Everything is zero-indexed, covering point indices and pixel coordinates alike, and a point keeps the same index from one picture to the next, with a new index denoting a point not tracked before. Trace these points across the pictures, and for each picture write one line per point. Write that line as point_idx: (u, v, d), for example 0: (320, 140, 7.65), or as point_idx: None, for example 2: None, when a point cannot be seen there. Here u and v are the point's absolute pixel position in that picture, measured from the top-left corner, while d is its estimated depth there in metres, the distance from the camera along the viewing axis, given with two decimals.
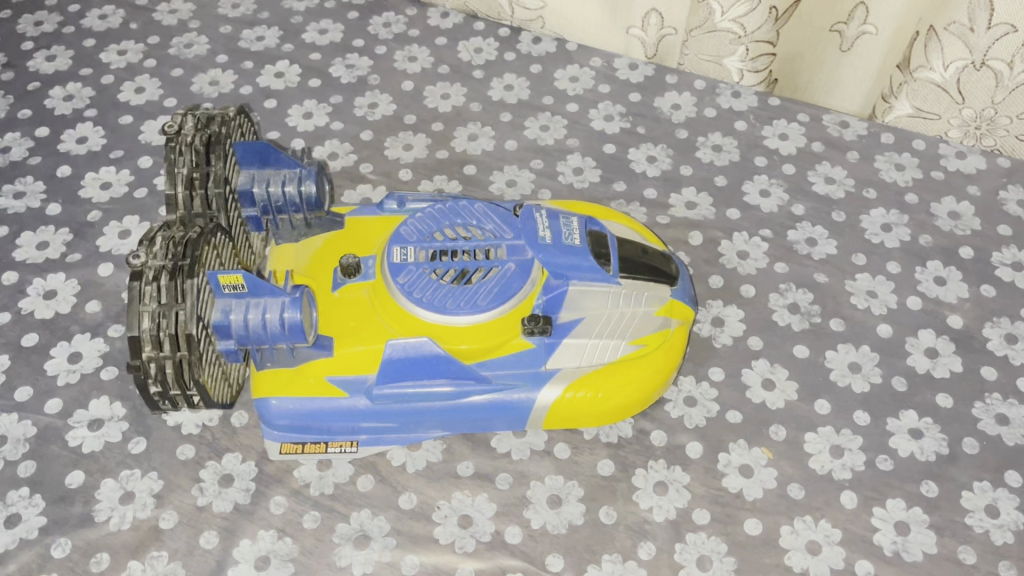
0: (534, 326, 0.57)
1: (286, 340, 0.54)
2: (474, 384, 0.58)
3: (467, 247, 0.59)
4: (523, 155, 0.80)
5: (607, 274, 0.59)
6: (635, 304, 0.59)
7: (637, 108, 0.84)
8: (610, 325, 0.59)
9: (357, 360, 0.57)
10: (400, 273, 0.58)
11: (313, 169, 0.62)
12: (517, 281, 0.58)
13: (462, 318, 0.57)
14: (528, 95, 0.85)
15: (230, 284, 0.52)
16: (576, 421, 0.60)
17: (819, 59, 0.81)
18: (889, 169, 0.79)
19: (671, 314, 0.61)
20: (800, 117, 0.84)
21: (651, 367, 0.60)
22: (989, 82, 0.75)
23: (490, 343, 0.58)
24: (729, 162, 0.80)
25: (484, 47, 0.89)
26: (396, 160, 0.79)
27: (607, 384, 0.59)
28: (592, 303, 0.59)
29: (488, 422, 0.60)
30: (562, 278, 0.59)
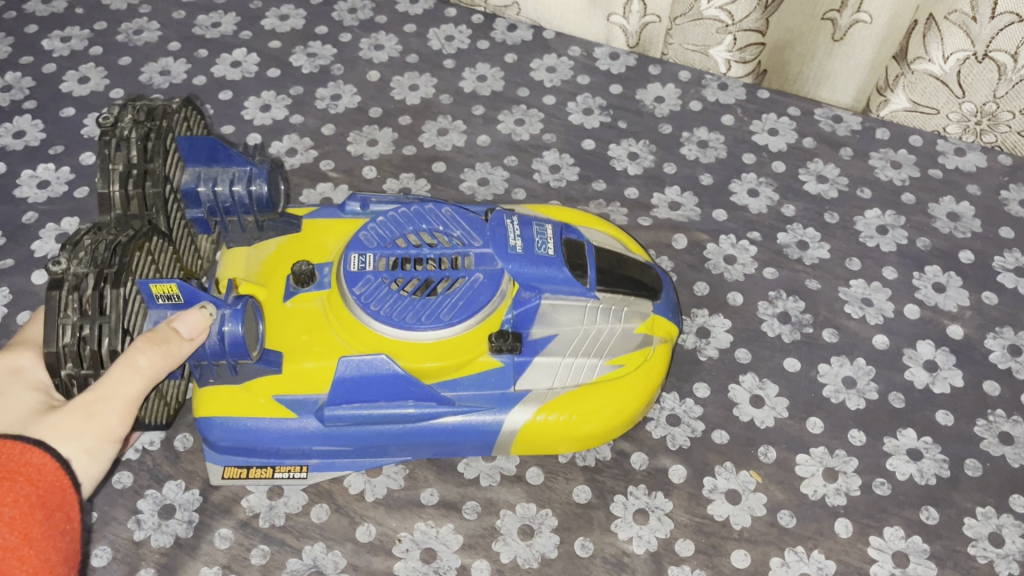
0: (501, 343, 0.53)
1: (227, 357, 0.50)
2: (436, 405, 0.53)
3: (432, 254, 0.54)
4: (496, 152, 0.74)
5: (584, 287, 0.54)
6: (613, 320, 0.55)
7: (618, 101, 0.79)
8: (587, 342, 0.54)
9: (309, 377, 0.53)
10: (358, 283, 0.53)
11: (265, 166, 0.56)
12: (486, 292, 0.53)
13: (426, 333, 0.52)
14: (502, 86, 0.80)
15: (163, 293, 0.47)
16: (547, 446, 0.55)
17: (809, 48, 0.76)
18: (884, 168, 0.75)
19: (653, 331, 0.56)
20: (790, 111, 0.79)
21: (630, 390, 0.55)
22: (991, 75, 0.71)
23: (454, 359, 0.53)
24: (715, 159, 0.75)
25: (456, 35, 0.84)
26: (359, 157, 0.73)
27: (581, 407, 0.54)
28: (567, 317, 0.54)
29: (456, 446, 0.55)
30: (533, 289, 0.54)
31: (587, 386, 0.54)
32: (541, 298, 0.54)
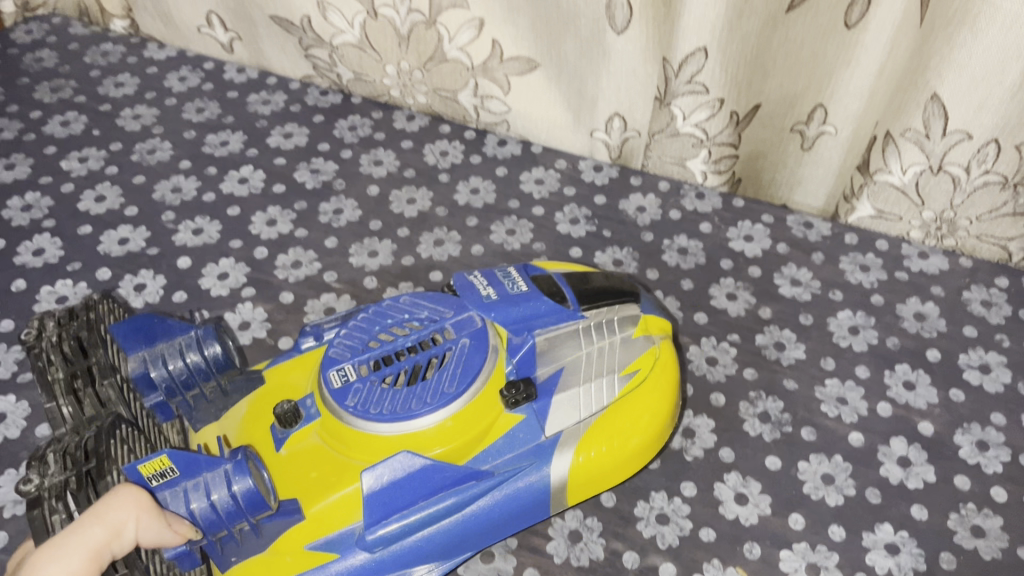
0: (511, 395, 0.56)
1: (245, 514, 0.51)
2: (475, 482, 0.56)
3: (410, 344, 0.56)
4: (489, 261, 0.79)
5: (569, 310, 0.60)
6: (608, 334, 0.61)
7: (603, 210, 0.85)
8: (596, 360, 0.60)
9: (333, 514, 0.53)
10: (348, 397, 0.54)
11: (209, 327, 0.61)
12: (479, 353, 0.56)
13: (427, 415, 0.54)
14: (493, 198, 0.85)
15: (156, 470, 0.47)
16: (598, 480, 0.59)
17: (780, 157, 0.82)
18: (854, 271, 0.80)
19: (649, 330, 0.63)
20: (764, 218, 0.85)
21: (653, 391, 0.61)
22: (947, 186, 0.76)
23: (477, 433, 0.56)
24: (695, 266, 0.80)
25: (449, 150, 0.90)
26: (360, 268, 0.78)
27: (614, 423, 0.59)
28: (569, 350, 0.59)
29: (511, 518, 0.58)
30: (528, 333, 0.59)
31: (615, 402, 0.60)
32: (536, 336, 0.58)
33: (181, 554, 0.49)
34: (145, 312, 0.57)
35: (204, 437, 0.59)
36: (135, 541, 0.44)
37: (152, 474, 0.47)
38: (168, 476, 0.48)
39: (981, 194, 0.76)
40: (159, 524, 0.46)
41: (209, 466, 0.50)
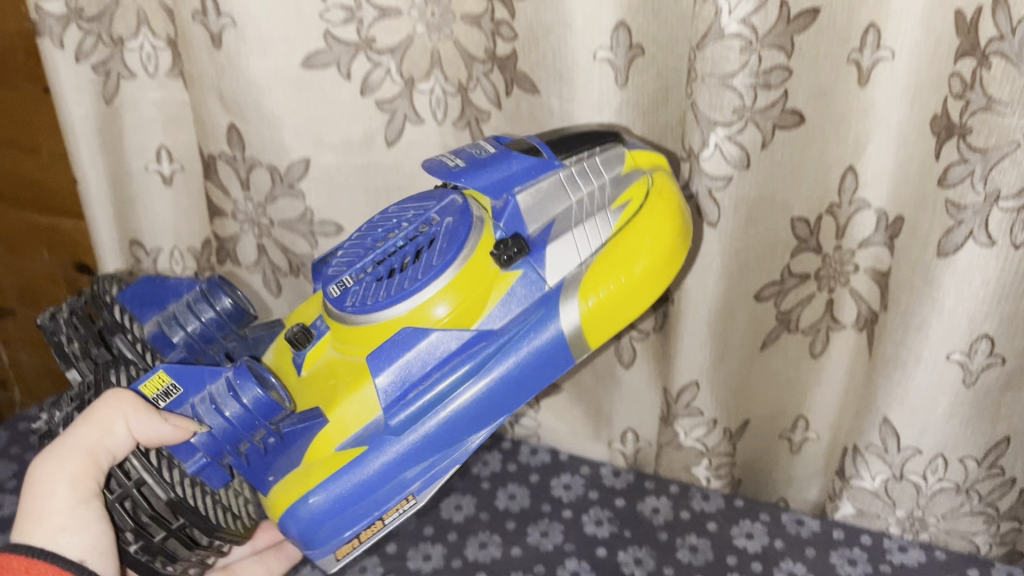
0: (504, 253, 0.68)
1: (264, 419, 0.68)
2: (485, 343, 0.68)
3: (395, 242, 0.69)
4: (527, 561, 0.91)
5: (548, 160, 0.71)
6: (589, 176, 0.72)
7: (622, 511, 0.98)
8: (590, 207, 0.71)
9: (354, 416, 0.68)
10: (347, 300, 0.68)
11: (216, 285, 0.79)
12: (462, 227, 0.68)
13: (424, 290, 0.66)
14: (529, 503, 0.99)
15: (163, 387, 0.67)
16: (632, 306, 0.69)
17: (773, 461, 1.01)
18: (844, 564, 0.91)
19: (639, 166, 0.74)
20: (762, 516, 0.97)
21: (650, 217, 0.70)
22: (911, 490, 0.92)
23: (477, 296, 0.68)
24: (705, 561, 0.91)
25: (491, 460, 1.04)
26: (416, 571, 0.91)
27: (617, 253, 0.69)
28: (557, 202, 0.71)
29: (526, 381, 0.69)
30: (508, 193, 0.70)
31: (620, 231, 0.71)
32: (515, 195, 0.69)
33: (206, 469, 0.69)
34: (144, 285, 0.77)
35: None
36: (129, 435, 0.65)
37: (163, 391, 0.67)
38: (172, 394, 0.68)
39: (941, 496, 0.91)
40: (154, 420, 0.65)
41: (214, 379, 0.68)
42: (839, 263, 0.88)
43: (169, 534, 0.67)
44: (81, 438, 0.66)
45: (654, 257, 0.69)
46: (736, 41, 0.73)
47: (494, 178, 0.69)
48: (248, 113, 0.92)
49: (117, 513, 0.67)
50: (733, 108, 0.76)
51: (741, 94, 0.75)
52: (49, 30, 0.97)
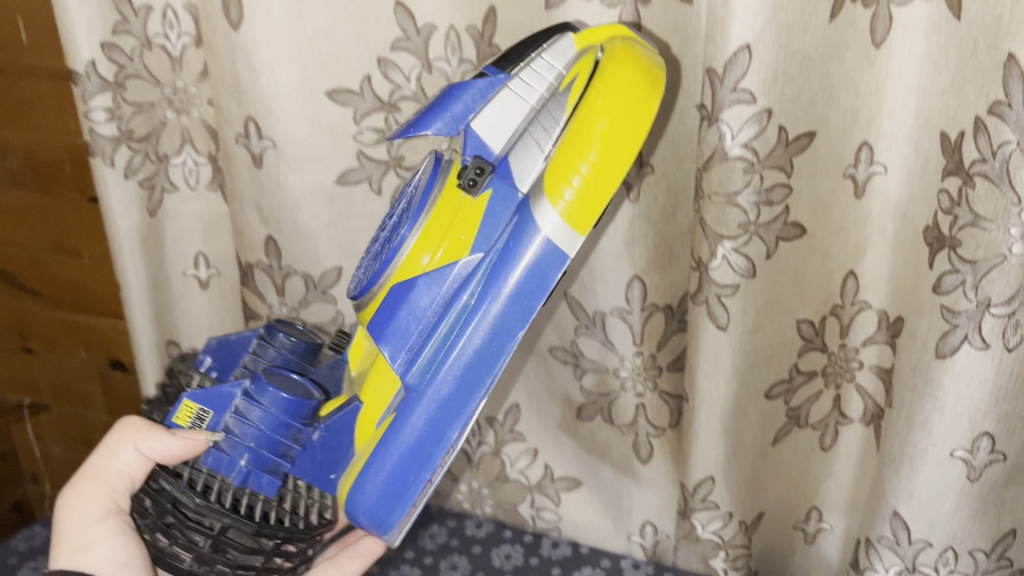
0: (465, 179, 0.69)
1: (294, 418, 0.74)
2: (477, 266, 0.69)
3: (388, 232, 0.76)
4: None
5: (493, 75, 0.69)
6: (528, 70, 0.69)
7: None
8: (538, 99, 0.69)
9: (384, 384, 0.73)
10: (361, 293, 0.75)
11: (273, 327, 0.82)
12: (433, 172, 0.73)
13: (407, 251, 0.71)
14: None
15: (194, 415, 0.72)
16: (615, 171, 0.66)
17: (789, 551, 1.06)
18: None
19: (592, 41, 0.70)
20: None
21: (601, 81, 0.67)
22: None
23: (459, 230, 0.70)
24: None
25: (513, 552, 1.05)
26: None
27: (577, 130, 0.66)
28: (512, 114, 0.69)
29: (519, 296, 0.67)
30: (463, 124, 0.68)
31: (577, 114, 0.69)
32: (468, 122, 0.68)
33: (250, 477, 0.71)
34: (215, 344, 0.80)
35: None
36: (142, 453, 0.71)
37: (194, 419, 0.72)
38: (204, 417, 0.72)
39: None
40: (163, 437, 0.70)
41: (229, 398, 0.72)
42: (844, 359, 0.93)
43: (209, 539, 0.67)
44: (99, 469, 0.73)
45: (610, 117, 0.65)
46: (739, 163, 0.78)
47: (445, 112, 0.68)
48: (284, 225, 0.99)
49: (165, 537, 0.68)
50: (738, 223, 0.81)
51: (745, 211, 0.81)
52: (100, 149, 1.04)
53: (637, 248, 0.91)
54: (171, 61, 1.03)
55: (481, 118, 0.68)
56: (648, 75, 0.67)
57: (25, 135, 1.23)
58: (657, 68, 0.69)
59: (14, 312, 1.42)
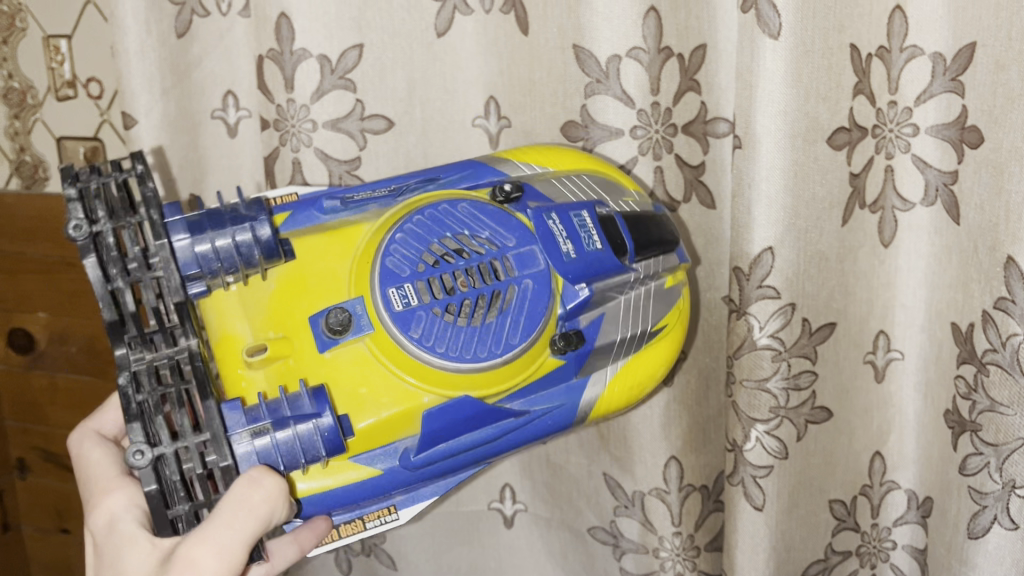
0: (561, 345, 0.68)
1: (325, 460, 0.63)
2: (512, 419, 0.69)
3: (466, 267, 0.65)
4: None
5: (626, 265, 0.71)
6: (646, 291, 0.74)
7: None
8: (633, 316, 0.73)
9: (382, 432, 0.65)
10: (416, 329, 0.64)
11: (262, 215, 0.64)
12: (542, 301, 0.66)
13: (489, 360, 0.65)
14: None
15: (253, 430, 0.61)
16: (606, 408, 0.74)
17: None
18: None
19: (677, 283, 0.77)
20: None
21: (668, 346, 0.76)
22: None
23: (524, 373, 0.68)
24: None
25: None
26: None
27: (634, 365, 0.75)
28: (614, 296, 0.71)
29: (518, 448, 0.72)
30: (590, 283, 0.68)
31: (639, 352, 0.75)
32: (593, 289, 0.68)
33: None
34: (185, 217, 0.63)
35: (225, 326, 0.66)
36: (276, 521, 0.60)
37: (248, 432, 0.61)
38: (261, 431, 0.61)
39: None
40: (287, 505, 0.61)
41: (303, 422, 0.61)
42: (877, 538, 0.96)
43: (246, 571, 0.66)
44: (244, 525, 0.58)
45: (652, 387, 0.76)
46: (767, 351, 0.84)
47: (596, 270, 0.69)
48: None
49: None
50: (769, 406, 0.86)
51: (775, 395, 0.86)
52: None
53: (673, 428, 0.95)
54: None
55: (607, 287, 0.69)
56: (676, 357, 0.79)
57: (88, 322, 1.32)
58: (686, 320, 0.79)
59: (52, 493, 1.45)
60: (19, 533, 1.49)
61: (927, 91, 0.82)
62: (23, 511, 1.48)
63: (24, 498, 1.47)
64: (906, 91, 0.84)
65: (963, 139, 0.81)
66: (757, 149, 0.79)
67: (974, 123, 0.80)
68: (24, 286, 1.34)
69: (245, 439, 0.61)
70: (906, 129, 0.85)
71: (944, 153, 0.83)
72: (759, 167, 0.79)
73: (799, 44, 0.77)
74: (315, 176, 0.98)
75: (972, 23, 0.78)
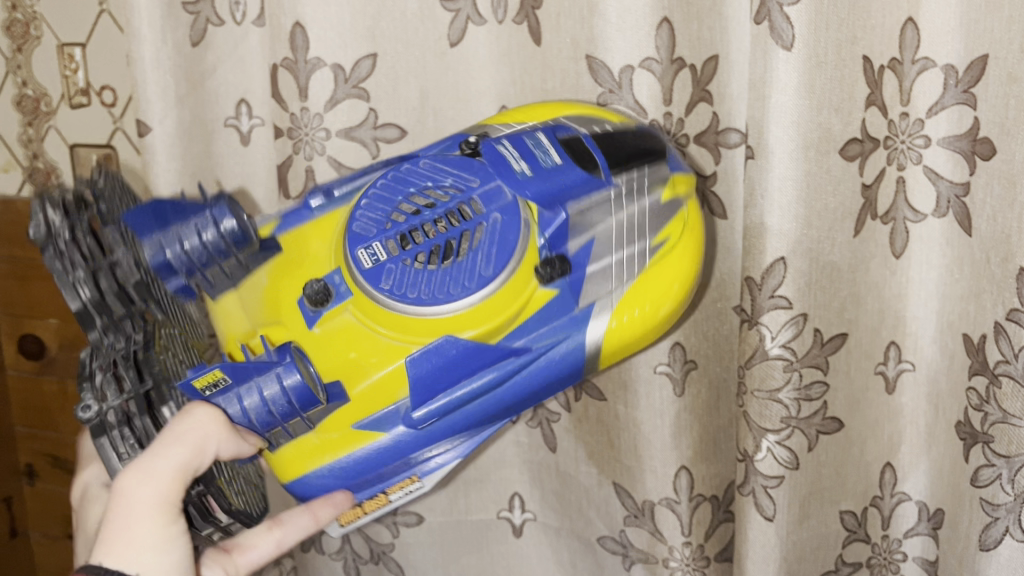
0: (547, 271, 0.65)
1: (299, 409, 0.62)
2: (515, 357, 0.66)
3: (437, 214, 0.64)
4: None
5: (602, 179, 0.68)
6: (638, 200, 0.70)
7: None
8: (628, 232, 0.69)
9: (375, 398, 0.66)
10: (385, 279, 0.63)
11: (224, 203, 0.64)
12: (513, 227, 0.64)
13: (468, 297, 0.63)
14: None
15: (209, 382, 0.60)
16: (631, 346, 0.70)
17: None
18: None
19: (677, 195, 0.72)
20: None
21: (682, 253, 0.71)
22: None
23: (515, 308, 0.65)
24: None
25: None
26: None
27: (644, 282, 0.69)
28: (600, 217, 0.68)
29: (534, 394, 0.69)
30: (563, 208, 0.66)
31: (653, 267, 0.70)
32: (568, 211, 0.66)
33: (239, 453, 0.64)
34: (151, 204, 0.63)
35: (227, 318, 0.68)
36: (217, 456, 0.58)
37: (204, 385, 0.60)
38: (222, 383, 0.60)
39: None
40: (239, 443, 0.60)
41: (259, 372, 0.60)
42: (887, 550, 0.95)
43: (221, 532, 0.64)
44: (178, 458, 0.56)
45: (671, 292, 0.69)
46: (779, 361, 0.84)
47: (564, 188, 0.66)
48: None
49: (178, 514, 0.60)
50: (780, 417, 0.86)
51: (786, 406, 0.86)
52: None
53: (684, 438, 0.95)
54: None
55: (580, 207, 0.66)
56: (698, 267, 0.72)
57: None
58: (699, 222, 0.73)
59: (61, 498, 1.45)
60: (26, 539, 1.49)
61: (938, 103, 0.83)
62: (31, 517, 1.48)
63: (32, 504, 1.47)
64: (918, 103, 0.84)
65: (975, 151, 0.82)
66: (770, 159, 0.79)
67: (987, 135, 0.80)
68: (34, 293, 1.35)
69: (208, 393, 0.60)
70: (917, 141, 0.85)
71: (956, 165, 0.83)
72: (772, 178, 0.80)
73: (813, 56, 0.77)
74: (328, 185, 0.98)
75: (984, 36, 0.79)
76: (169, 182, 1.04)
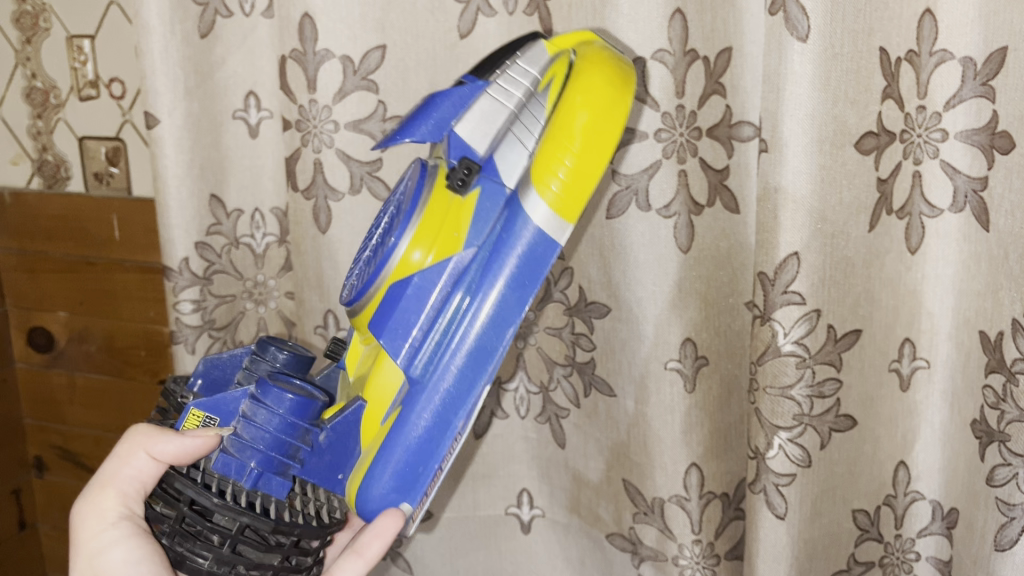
0: (456, 179, 0.70)
1: (302, 418, 0.69)
2: (470, 266, 0.69)
3: (387, 221, 0.75)
4: None
5: (472, 85, 0.71)
6: (514, 77, 0.71)
7: None
8: (523, 110, 0.71)
9: (386, 383, 0.71)
10: (355, 292, 0.75)
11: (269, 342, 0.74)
12: (422, 181, 0.72)
13: (402, 244, 0.71)
14: None
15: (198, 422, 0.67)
16: (595, 165, 0.67)
17: None
18: None
19: (562, 48, 0.72)
20: None
21: (579, 77, 0.68)
22: None
23: (448, 229, 0.70)
24: None
25: None
26: None
27: (556, 126, 0.68)
28: (495, 114, 0.70)
29: (520, 289, 0.68)
30: (447, 130, 0.70)
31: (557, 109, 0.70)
32: (453, 128, 0.70)
33: (264, 479, 0.66)
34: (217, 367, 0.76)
35: None
36: (148, 457, 0.65)
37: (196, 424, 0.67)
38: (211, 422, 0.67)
39: None
40: (176, 440, 0.64)
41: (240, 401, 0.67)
42: (901, 549, 0.94)
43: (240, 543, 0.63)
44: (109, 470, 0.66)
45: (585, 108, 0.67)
46: (792, 357, 0.83)
47: (433, 118, 0.70)
48: None
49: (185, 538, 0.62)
50: (792, 414, 0.84)
51: (798, 403, 0.84)
52: (183, 338, 1.05)
53: (695, 434, 0.94)
54: (255, 257, 1.09)
55: (463, 120, 0.69)
56: (620, 71, 0.69)
57: (108, 321, 1.32)
58: (601, 51, 0.70)
59: (70, 490, 1.45)
60: (34, 532, 1.49)
61: (957, 96, 0.81)
62: (40, 508, 1.48)
63: (42, 497, 1.47)
64: (935, 96, 0.82)
65: (993, 145, 0.80)
66: (784, 152, 0.78)
67: (1006, 129, 0.79)
68: (43, 285, 1.35)
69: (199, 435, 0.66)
70: (934, 134, 0.83)
71: (974, 159, 0.82)
72: (786, 171, 0.78)
73: (828, 47, 0.76)
74: (336, 177, 0.98)
75: (1003, 28, 0.77)
76: (176, 173, 1.02)
